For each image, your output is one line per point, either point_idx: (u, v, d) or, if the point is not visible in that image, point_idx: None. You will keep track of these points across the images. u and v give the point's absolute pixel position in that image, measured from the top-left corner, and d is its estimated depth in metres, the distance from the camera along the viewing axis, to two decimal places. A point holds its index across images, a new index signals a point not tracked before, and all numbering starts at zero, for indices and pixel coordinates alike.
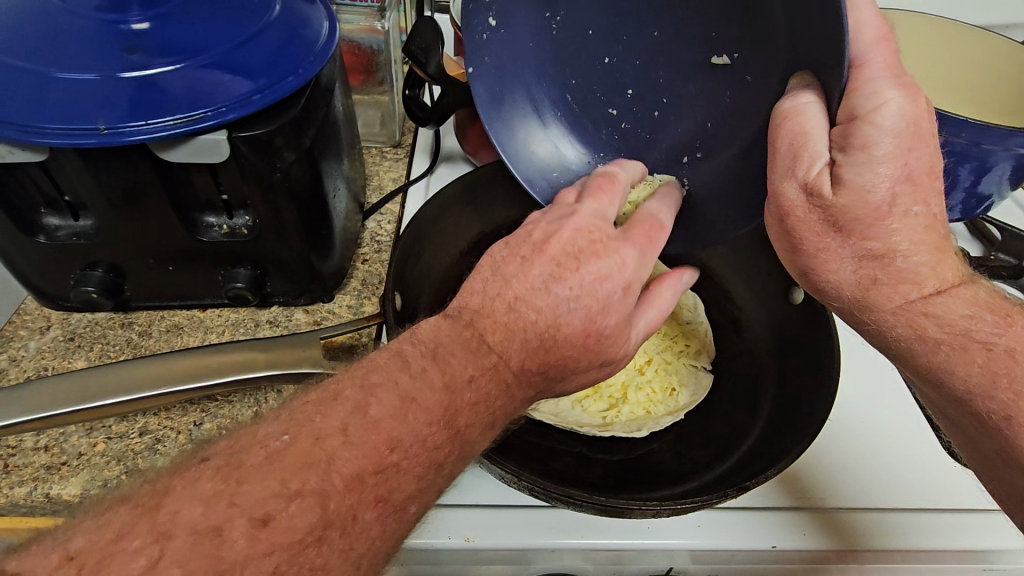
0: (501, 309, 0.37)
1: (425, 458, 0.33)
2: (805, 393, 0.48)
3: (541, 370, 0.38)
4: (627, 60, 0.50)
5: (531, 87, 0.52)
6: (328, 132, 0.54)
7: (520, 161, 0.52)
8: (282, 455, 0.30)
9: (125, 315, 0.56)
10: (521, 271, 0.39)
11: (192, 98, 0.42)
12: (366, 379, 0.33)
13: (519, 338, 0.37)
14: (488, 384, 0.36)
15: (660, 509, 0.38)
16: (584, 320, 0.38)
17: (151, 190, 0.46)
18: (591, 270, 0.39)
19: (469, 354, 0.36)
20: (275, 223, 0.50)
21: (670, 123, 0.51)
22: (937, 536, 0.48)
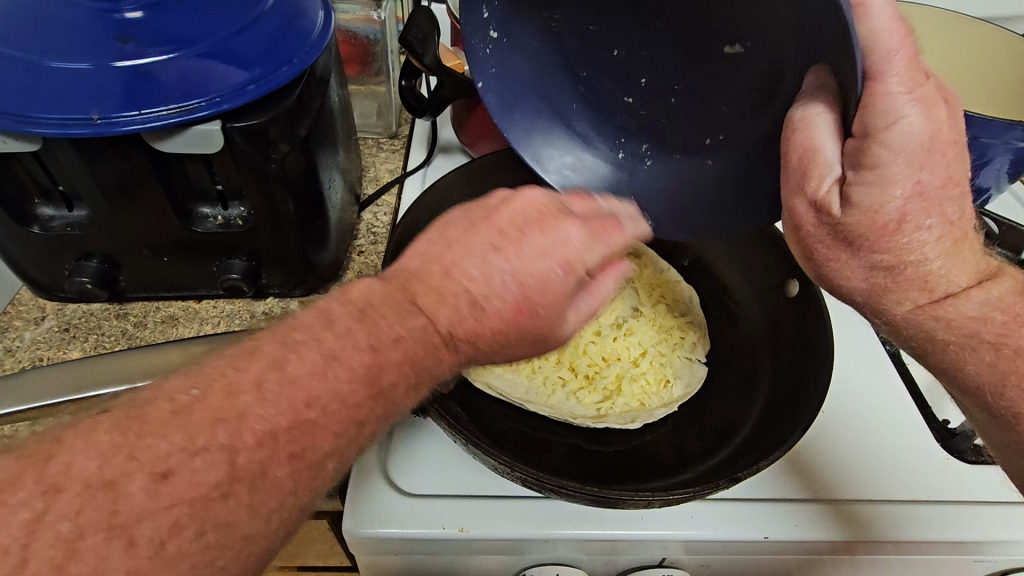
0: (437, 271, 0.35)
1: (346, 416, 0.32)
2: (799, 386, 0.48)
3: (470, 336, 0.35)
4: (635, 50, 0.51)
5: (544, 86, 0.53)
6: (323, 123, 0.54)
7: (543, 160, 0.53)
8: (191, 411, 0.29)
9: (120, 305, 0.56)
10: (464, 236, 0.37)
11: (185, 88, 0.41)
12: (289, 335, 0.32)
13: (449, 302, 0.35)
14: (415, 346, 0.33)
15: (651, 499, 0.39)
16: (515, 295, 0.36)
17: (145, 180, 0.46)
18: (533, 241, 0.37)
19: (396, 314, 0.33)
20: (270, 214, 0.50)
21: (688, 107, 0.51)
22: (924, 527, 0.49)
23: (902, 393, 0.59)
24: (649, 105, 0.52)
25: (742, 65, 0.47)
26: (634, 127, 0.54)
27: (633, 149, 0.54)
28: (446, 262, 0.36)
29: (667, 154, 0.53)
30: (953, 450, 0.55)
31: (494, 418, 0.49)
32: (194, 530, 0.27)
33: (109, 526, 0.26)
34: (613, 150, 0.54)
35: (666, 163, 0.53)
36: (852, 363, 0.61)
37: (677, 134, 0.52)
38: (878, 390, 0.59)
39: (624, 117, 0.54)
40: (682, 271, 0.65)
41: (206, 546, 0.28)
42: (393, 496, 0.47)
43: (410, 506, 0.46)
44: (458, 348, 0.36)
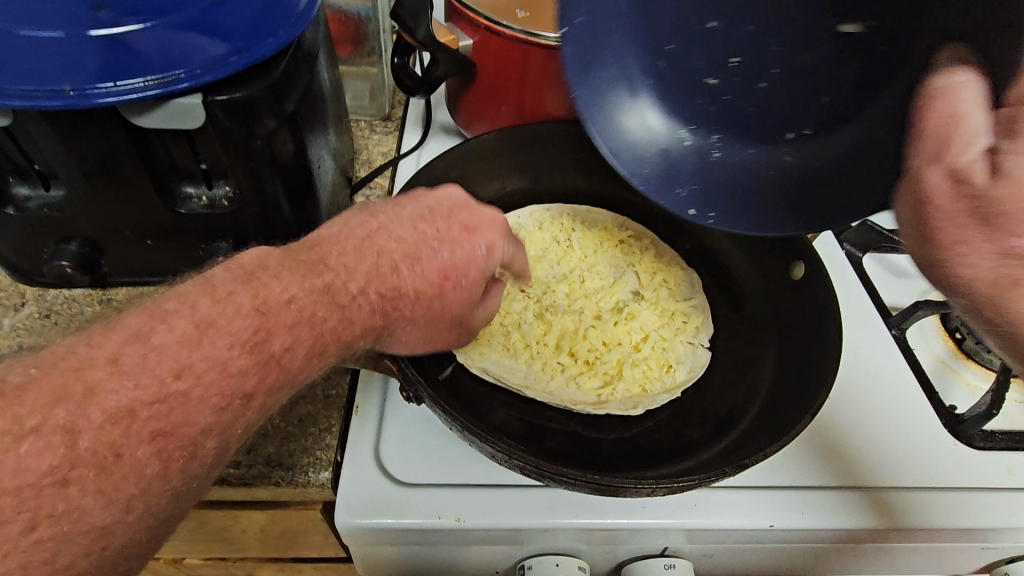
0: (359, 236, 0.40)
1: (223, 385, 0.31)
2: (805, 370, 0.46)
3: (385, 299, 0.39)
4: (774, 24, 0.48)
5: (643, 69, 0.50)
6: (313, 100, 0.51)
7: (623, 150, 0.50)
8: (26, 391, 0.27)
9: (103, 291, 0.54)
10: (392, 210, 0.42)
11: (165, 59, 0.39)
12: (160, 306, 0.31)
13: (371, 260, 0.39)
14: (312, 306, 0.35)
15: (655, 488, 0.37)
16: (439, 265, 0.42)
17: (125, 158, 0.44)
18: (460, 221, 0.44)
19: (297, 274, 0.35)
20: (257, 195, 0.48)
21: (776, 95, 0.50)
22: (926, 514, 0.49)
23: (909, 378, 0.58)
24: (728, 91, 0.50)
25: (862, 48, 0.47)
26: (713, 116, 0.51)
27: (701, 142, 0.52)
28: (370, 227, 0.40)
29: (739, 150, 0.52)
30: (961, 436, 0.54)
31: (489, 405, 0.47)
32: (27, 520, 0.25)
33: None
34: (682, 139, 0.52)
35: (737, 159, 0.52)
36: (856, 346, 0.60)
37: (754, 128, 0.51)
38: (883, 374, 0.58)
39: (710, 104, 0.51)
40: (682, 256, 0.63)
41: (38, 541, 0.25)
42: (385, 485, 0.45)
43: (405, 495, 0.45)
44: (376, 309, 0.39)
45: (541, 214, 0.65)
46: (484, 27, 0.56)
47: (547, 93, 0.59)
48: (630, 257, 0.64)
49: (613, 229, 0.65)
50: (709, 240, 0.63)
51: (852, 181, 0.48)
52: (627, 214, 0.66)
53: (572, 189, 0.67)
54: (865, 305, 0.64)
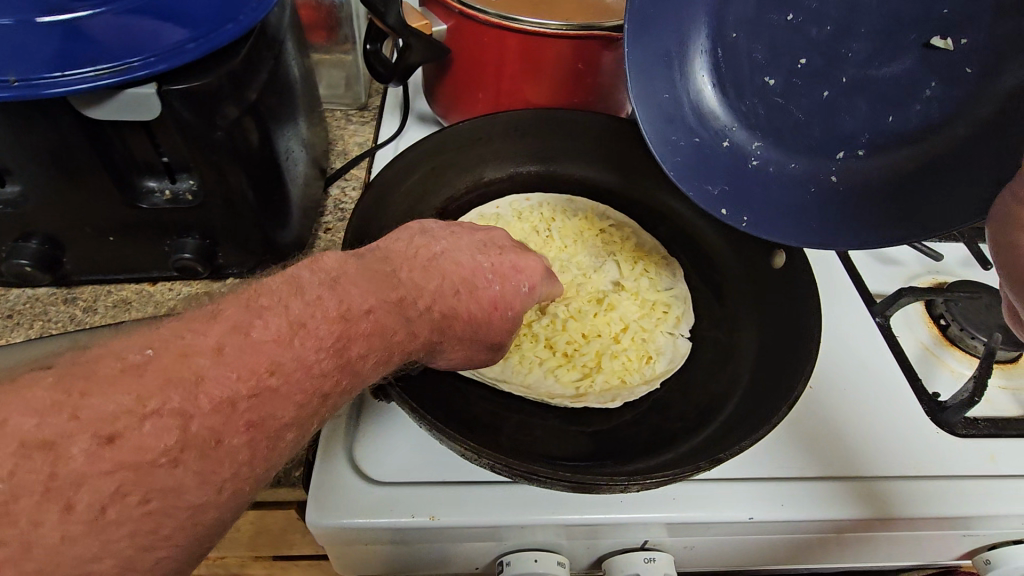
0: (425, 257, 0.40)
1: (308, 384, 0.30)
2: (782, 362, 0.46)
3: (440, 319, 0.39)
4: (850, 25, 0.49)
5: (689, 63, 0.53)
6: (279, 89, 0.50)
7: (656, 134, 0.52)
8: (144, 370, 0.26)
9: (68, 289, 0.52)
10: (451, 236, 0.43)
11: (116, 48, 0.37)
12: (252, 301, 0.30)
13: (436, 281, 0.39)
14: (385, 317, 0.34)
15: (629, 485, 0.36)
16: (494, 290, 0.42)
17: (80, 153, 0.42)
18: (511, 259, 0.44)
19: (372, 286, 0.35)
20: (221, 187, 0.46)
21: (836, 106, 0.52)
22: (914, 503, 0.48)
23: (893, 367, 0.57)
24: (787, 95, 0.52)
25: (938, 64, 0.48)
26: (762, 121, 0.54)
27: (744, 145, 0.54)
28: (436, 249, 0.40)
29: (781, 159, 0.54)
30: (944, 425, 0.53)
31: (466, 400, 0.46)
32: (138, 498, 0.24)
33: (44, 489, 0.23)
34: (722, 141, 0.54)
35: (777, 167, 0.54)
36: (840, 333, 0.60)
37: (799, 138, 0.53)
38: (867, 362, 0.57)
39: (763, 107, 0.53)
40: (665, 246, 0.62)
41: (147, 514, 0.24)
42: (360, 484, 0.44)
43: (378, 495, 0.44)
44: (432, 326, 0.38)
45: (519, 204, 0.65)
46: (457, 12, 0.54)
47: (524, 81, 0.58)
48: (612, 246, 0.63)
49: (594, 218, 0.64)
50: (690, 229, 0.62)
51: (885, 205, 0.51)
52: (607, 203, 0.65)
53: (551, 179, 0.66)
54: (848, 293, 0.63)
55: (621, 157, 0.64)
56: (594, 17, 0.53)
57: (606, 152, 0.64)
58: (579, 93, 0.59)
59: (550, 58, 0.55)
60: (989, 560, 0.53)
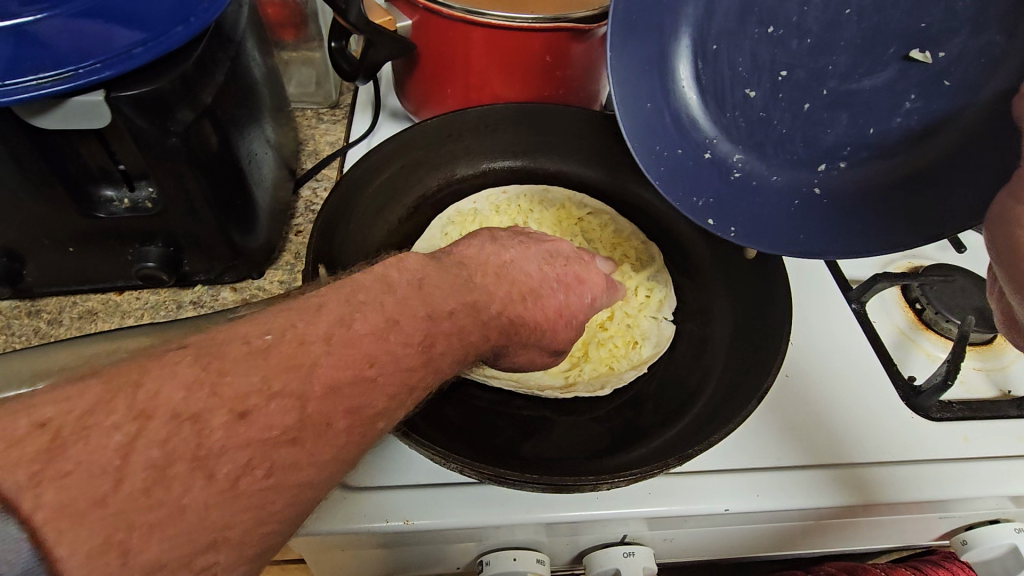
0: (495, 265, 0.41)
1: (399, 379, 0.30)
2: (754, 353, 0.46)
3: (508, 325, 0.39)
4: (830, 40, 0.49)
5: (668, 77, 0.52)
6: (238, 91, 0.48)
7: (641, 145, 0.50)
8: (267, 352, 0.27)
9: (31, 302, 0.51)
10: (520, 246, 0.44)
11: (63, 53, 0.36)
12: (353, 296, 0.31)
13: (506, 288, 0.39)
14: (466, 321, 0.35)
15: (599, 483, 0.36)
16: (559, 299, 0.44)
17: (30, 165, 0.41)
18: (575, 270, 0.46)
19: (454, 290, 0.36)
20: (181, 195, 0.45)
21: (819, 117, 0.51)
22: (894, 488, 0.49)
23: (866, 350, 0.57)
24: (768, 108, 0.52)
25: (917, 77, 0.48)
26: (743, 134, 0.53)
27: (726, 157, 0.53)
28: (507, 259, 0.41)
29: (763, 172, 0.53)
30: (918, 408, 0.54)
31: (436, 403, 0.44)
32: (262, 476, 0.25)
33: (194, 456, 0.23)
34: (702, 152, 0.53)
35: (758, 180, 0.53)
36: (814, 319, 0.60)
37: (780, 152, 0.52)
38: (840, 348, 0.57)
39: (745, 119, 0.52)
40: (644, 230, 0.62)
41: (266, 488, 0.25)
42: (335, 492, 0.44)
43: (348, 504, 0.43)
44: (501, 332, 0.39)
45: (497, 197, 0.63)
46: (422, 8, 0.53)
47: (494, 77, 0.57)
48: (592, 232, 0.62)
49: (572, 206, 0.63)
50: (666, 220, 0.62)
51: (869, 219, 0.49)
52: (583, 193, 0.65)
53: (525, 174, 0.65)
54: (824, 280, 0.63)
55: (594, 149, 0.63)
56: (562, 9, 0.52)
57: (579, 146, 0.63)
58: (549, 85, 0.58)
59: (518, 51, 0.54)
60: (966, 541, 0.54)
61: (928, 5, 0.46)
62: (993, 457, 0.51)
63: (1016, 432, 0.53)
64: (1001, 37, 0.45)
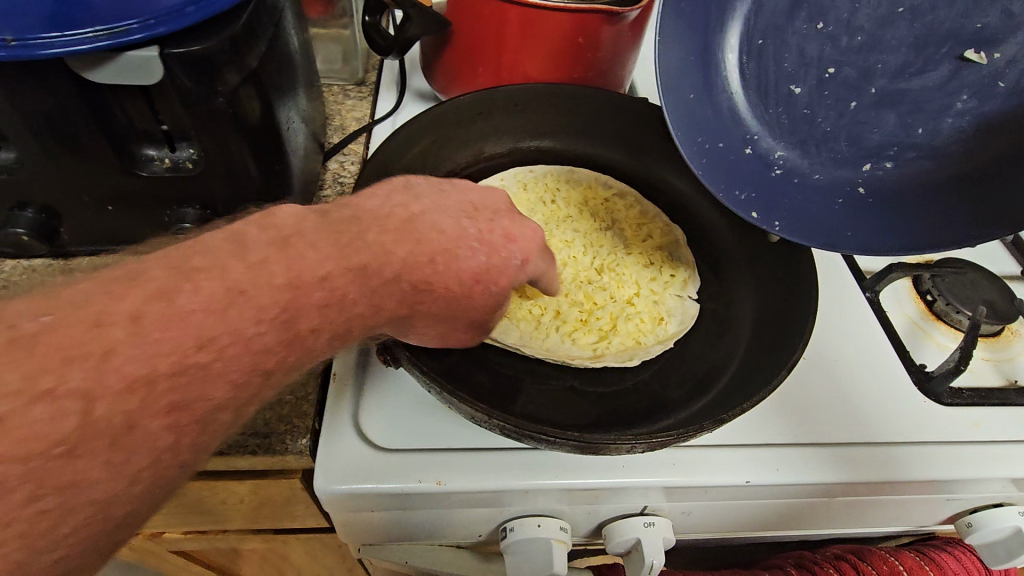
0: (401, 218, 0.38)
1: (247, 361, 0.29)
2: (781, 332, 0.47)
3: (412, 290, 0.37)
4: (882, 37, 0.53)
5: (719, 72, 0.55)
6: (278, 60, 0.49)
7: (684, 132, 0.52)
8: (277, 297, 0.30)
9: (65, 261, 0.51)
10: (437, 197, 0.40)
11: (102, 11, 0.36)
12: (185, 264, 0.29)
13: (410, 245, 0.37)
14: (344, 286, 0.33)
15: (636, 444, 0.37)
16: (479, 260, 0.40)
17: (77, 118, 0.41)
18: (502, 227, 0.42)
19: (334, 250, 0.33)
20: (221, 157, 0.46)
21: (865, 114, 0.54)
22: (908, 467, 0.50)
23: (881, 337, 0.59)
24: (812, 105, 0.54)
25: (971, 78, 0.50)
26: (787, 130, 0.55)
27: (768, 153, 0.55)
28: (416, 211, 0.38)
29: (804, 170, 0.55)
30: (933, 395, 0.55)
31: (468, 368, 0.46)
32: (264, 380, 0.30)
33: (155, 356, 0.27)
34: (744, 147, 0.55)
35: (800, 177, 0.55)
36: (828, 305, 0.61)
37: (823, 149, 0.54)
38: (856, 336, 0.59)
39: (788, 116, 0.55)
40: (667, 214, 0.63)
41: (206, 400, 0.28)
42: (367, 451, 0.45)
43: (380, 463, 0.44)
44: (401, 298, 0.37)
45: (524, 175, 0.64)
46: None
47: (525, 54, 0.58)
48: (616, 214, 0.63)
49: (597, 187, 0.64)
50: (690, 205, 0.63)
51: (908, 216, 0.50)
52: (608, 175, 0.65)
53: (551, 156, 0.66)
54: (839, 269, 0.65)
55: (621, 132, 0.64)
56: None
57: (609, 128, 0.64)
58: (578, 69, 0.59)
59: (548, 33, 0.55)
60: (972, 523, 0.56)
61: (984, 7, 0.49)
62: (1002, 441, 0.53)
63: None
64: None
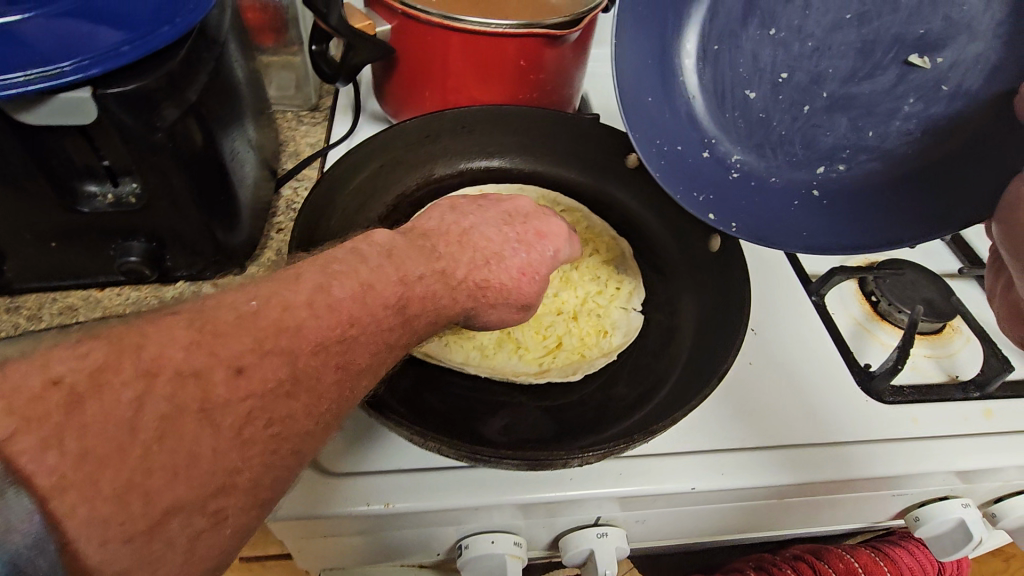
0: (457, 232, 0.43)
1: (361, 366, 0.33)
2: (716, 339, 0.49)
3: (476, 289, 0.42)
4: (829, 44, 0.54)
5: (676, 78, 0.56)
6: (222, 91, 0.50)
7: (643, 137, 0.52)
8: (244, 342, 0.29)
9: (11, 299, 0.52)
10: (477, 211, 0.47)
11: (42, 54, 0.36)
12: (328, 266, 0.34)
13: (470, 253, 0.42)
14: (436, 286, 0.39)
15: (575, 458, 0.39)
16: (522, 257, 0.45)
17: (16, 158, 0.41)
18: (534, 228, 0.48)
19: (422, 257, 0.39)
20: (165, 189, 0.46)
21: (819, 118, 0.55)
22: (855, 465, 0.52)
23: (824, 339, 0.61)
24: (768, 109, 0.56)
25: (915, 81, 0.52)
26: (743, 134, 0.56)
27: (724, 157, 0.56)
28: (467, 225, 0.44)
29: (761, 173, 0.56)
30: (872, 392, 0.57)
31: (414, 390, 0.47)
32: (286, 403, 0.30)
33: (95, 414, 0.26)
34: (701, 151, 0.56)
35: (757, 180, 0.56)
36: (773, 310, 0.63)
37: (778, 152, 0.56)
38: (797, 339, 0.61)
39: (745, 120, 0.56)
40: (616, 228, 0.65)
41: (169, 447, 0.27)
42: (316, 477, 0.45)
43: (328, 491, 0.45)
44: (469, 294, 0.41)
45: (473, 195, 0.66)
46: (399, 13, 0.55)
47: (471, 78, 0.59)
48: None
49: (545, 204, 0.66)
50: (637, 218, 0.64)
51: (852, 215, 0.52)
52: (557, 191, 0.67)
53: (503, 174, 0.67)
54: (783, 272, 0.67)
55: (570, 149, 0.66)
56: (534, 19, 0.56)
57: (559, 146, 0.66)
58: (524, 89, 0.61)
59: (494, 57, 0.57)
60: (919, 518, 0.58)
61: (926, 15, 0.51)
62: (942, 436, 0.55)
63: (963, 412, 0.57)
64: (999, 46, 0.48)
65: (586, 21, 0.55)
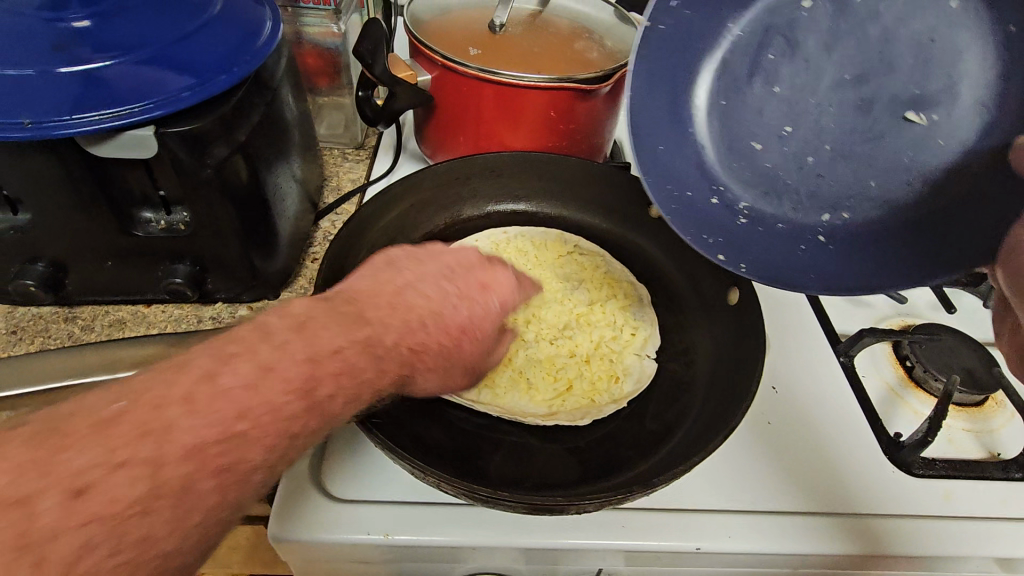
0: (389, 292, 0.39)
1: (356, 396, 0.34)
2: (728, 395, 0.48)
3: (422, 350, 0.39)
4: (829, 100, 0.53)
5: (686, 128, 0.56)
6: (270, 131, 0.54)
7: (657, 185, 0.53)
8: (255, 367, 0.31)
9: (69, 308, 0.57)
10: (412, 266, 0.42)
11: (119, 95, 0.41)
12: (222, 348, 0.31)
13: (402, 316, 0.38)
14: (355, 358, 0.34)
15: (573, 505, 0.38)
16: (462, 315, 0.42)
17: (85, 185, 0.46)
18: (477, 279, 0.44)
19: (341, 327, 0.35)
20: (210, 218, 0.50)
21: (827, 171, 0.54)
22: (880, 542, 0.49)
23: (850, 400, 0.59)
24: (774, 161, 0.55)
25: (912, 135, 0.51)
26: (750, 181, 0.56)
27: (733, 202, 0.55)
28: (399, 283, 0.40)
29: (768, 218, 0.55)
30: (902, 462, 0.54)
31: (421, 425, 0.47)
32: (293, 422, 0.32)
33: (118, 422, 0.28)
34: (711, 198, 0.55)
35: (765, 225, 0.55)
36: (795, 366, 0.61)
37: (786, 200, 0.55)
38: (821, 400, 0.58)
39: (750, 169, 0.55)
40: (637, 274, 0.65)
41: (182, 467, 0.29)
42: (321, 502, 0.47)
43: (331, 516, 0.46)
44: (401, 362, 0.38)
45: (497, 236, 0.67)
46: (440, 64, 0.58)
47: (501, 127, 0.62)
48: (583, 272, 0.66)
49: (561, 243, 0.68)
50: (660, 265, 0.65)
51: (868, 261, 0.51)
52: (580, 234, 0.69)
53: (529, 216, 0.69)
54: (812, 330, 0.65)
55: (593, 196, 0.68)
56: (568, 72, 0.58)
57: (584, 194, 0.68)
58: (554, 138, 0.63)
59: (523, 108, 0.59)
60: None
61: (922, 76, 0.50)
62: (977, 517, 0.51)
63: (1001, 494, 0.53)
64: (991, 107, 0.48)
65: (617, 77, 0.58)
